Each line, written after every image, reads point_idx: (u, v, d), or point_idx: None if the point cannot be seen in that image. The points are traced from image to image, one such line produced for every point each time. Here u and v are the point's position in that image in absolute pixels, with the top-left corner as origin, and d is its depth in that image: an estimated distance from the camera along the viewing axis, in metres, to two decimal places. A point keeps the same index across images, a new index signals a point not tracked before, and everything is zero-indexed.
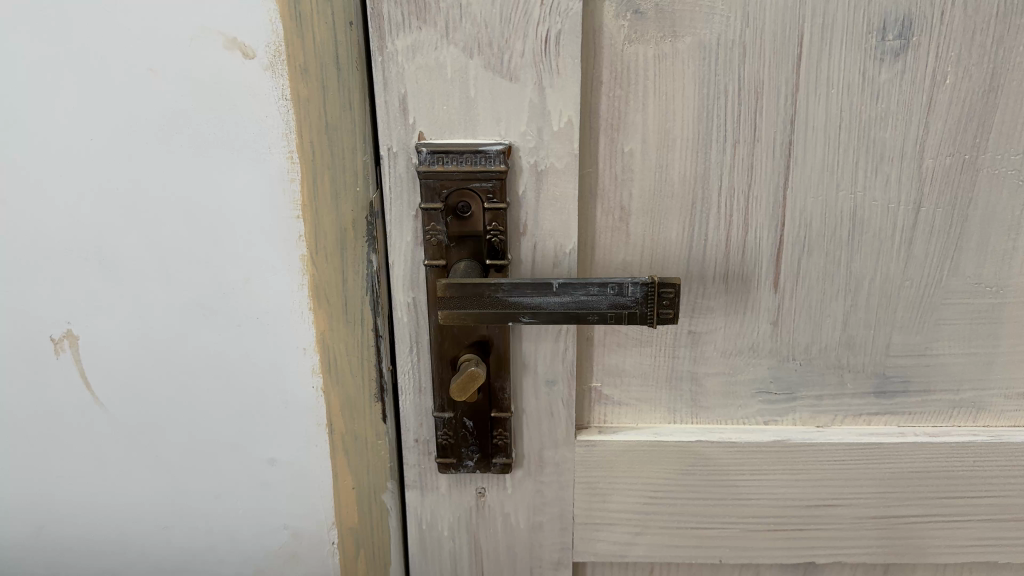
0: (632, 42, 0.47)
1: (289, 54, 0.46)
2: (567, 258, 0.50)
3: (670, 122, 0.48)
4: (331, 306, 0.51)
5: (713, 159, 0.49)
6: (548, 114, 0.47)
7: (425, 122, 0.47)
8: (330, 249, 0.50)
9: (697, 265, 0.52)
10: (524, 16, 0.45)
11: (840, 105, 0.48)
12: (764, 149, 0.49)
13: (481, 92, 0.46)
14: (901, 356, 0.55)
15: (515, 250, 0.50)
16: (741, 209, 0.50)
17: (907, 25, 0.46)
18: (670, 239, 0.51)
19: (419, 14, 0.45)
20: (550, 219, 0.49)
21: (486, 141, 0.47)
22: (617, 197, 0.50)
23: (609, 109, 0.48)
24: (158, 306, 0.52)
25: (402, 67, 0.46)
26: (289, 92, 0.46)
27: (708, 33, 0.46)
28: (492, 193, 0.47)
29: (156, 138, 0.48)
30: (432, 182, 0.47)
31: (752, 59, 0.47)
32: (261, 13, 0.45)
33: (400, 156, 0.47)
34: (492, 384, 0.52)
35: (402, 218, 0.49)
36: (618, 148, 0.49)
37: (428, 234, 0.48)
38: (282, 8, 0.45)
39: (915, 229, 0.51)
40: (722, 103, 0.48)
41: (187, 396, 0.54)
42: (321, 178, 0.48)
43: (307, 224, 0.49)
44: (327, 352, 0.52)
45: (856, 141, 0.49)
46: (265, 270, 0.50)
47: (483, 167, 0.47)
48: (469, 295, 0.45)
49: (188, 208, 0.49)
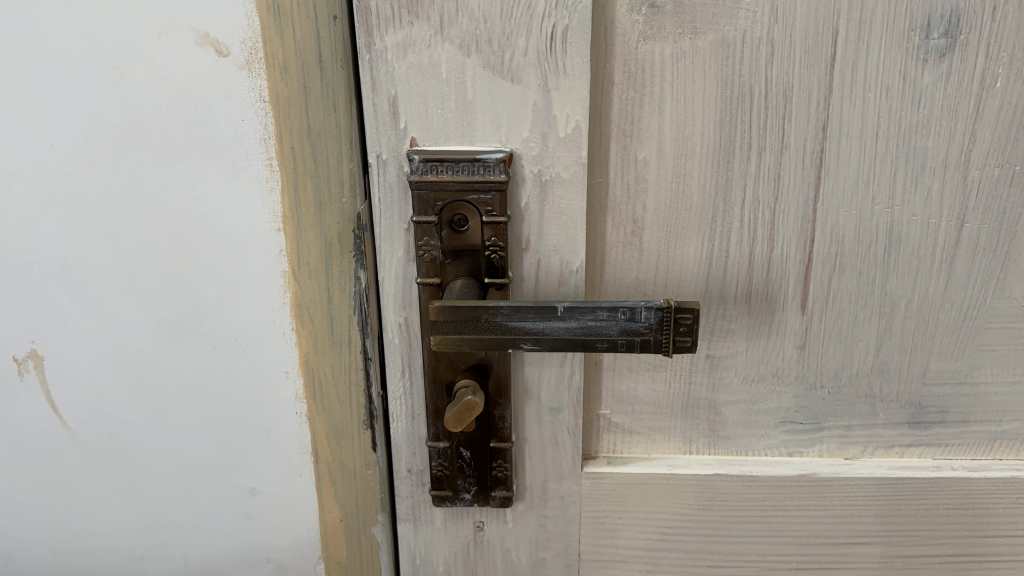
0: (647, 39, 0.42)
1: (268, 51, 0.41)
2: (574, 276, 0.46)
3: (689, 128, 0.44)
4: (316, 327, 0.47)
5: (735, 168, 0.44)
6: (554, 119, 0.42)
7: (417, 127, 0.43)
8: (315, 264, 0.46)
9: (717, 285, 0.47)
10: (527, 10, 0.40)
11: (878, 110, 0.43)
12: (793, 158, 0.44)
13: (480, 95, 0.42)
14: (939, 384, 0.50)
15: (517, 268, 0.46)
16: (766, 224, 0.46)
17: (955, 21, 0.42)
18: (688, 256, 0.47)
19: (411, 8, 0.40)
20: (555, 234, 0.45)
21: (485, 149, 0.43)
22: (629, 209, 0.46)
23: (621, 113, 0.43)
24: (128, 324, 0.48)
25: (392, 66, 0.41)
26: (267, 93, 0.42)
27: (733, 29, 0.41)
28: (490, 205, 0.43)
29: (124, 143, 0.44)
30: (425, 193, 0.43)
31: (781, 58, 0.42)
32: (236, 6, 0.40)
33: (390, 164, 0.43)
34: (491, 412, 0.48)
35: (392, 230, 0.45)
36: (631, 156, 0.44)
37: (420, 249, 0.44)
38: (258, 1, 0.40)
39: (958, 247, 0.46)
40: (747, 107, 0.43)
41: (163, 421, 0.50)
42: (305, 189, 0.44)
43: (289, 238, 0.45)
44: (313, 375, 0.48)
45: (894, 151, 0.44)
46: (247, 287, 0.46)
47: (481, 177, 0.43)
48: (465, 319, 0.41)
49: (161, 219, 0.45)
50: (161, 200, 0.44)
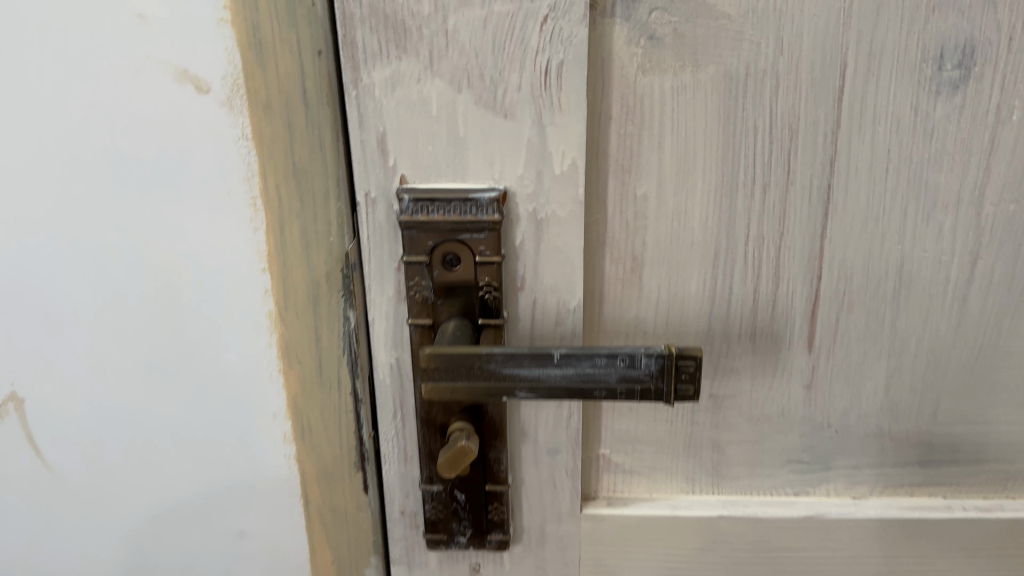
0: (647, 72, 0.40)
1: (251, 87, 0.39)
2: (571, 315, 0.44)
3: (690, 164, 0.42)
4: (304, 369, 0.45)
5: (739, 204, 0.43)
6: (549, 156, 0.41)
7: (407, 165, 0.41)
8: (301, 305, 0.44)
9: (721, 323, 0.46)
10: (520, 44, 0.38)
11: (888, 144, 0.41)
12: (799, 193, 0.42)
13: (472, 132, 0.40)
14: (951, 423, 0.48)
15: (513, 307, 0.44)
16: (772, 261, 0.44)
17: (969, 52, 0.40)
18: (690, 294, 0.45)
19: (399, 42, 0.38)
20: (552, 273, 0.43)
21: (478, 187, 0.41)
22: (629, 246, 0.44)
23: (619, 148, 0.42)
24: (109, 364, 0.46)
25: (380, 102, 0.39)
26: (251, 131, 0.40)
27: (736, 62, 0.39)
28: (484, 246, 0.42)
29: (102, 182, 0.42)
30: (414, 233, 0.41)
31: (787, 91, 0.40)
32: (216, 41, 0.38)
33: (380, 202, 0.42)
34: (486, 454, 0.46)
35: (382, 269, 0.43)
36: (630, 191, 0.43)
37: (411, 290, 0.43)
38: (239, 35, 0.38)
39: (971, 284, 0.45)
40: (751, 142, 0.41)
41: (151, 462, 0.48)
42: (291, 228, 0.42)
43: (275, 279, 0.43)
44: (300, 418, 0.46)
45: (905, 186, 0.42)
46: (233, 325, 0.44)
47: (474, 217, 0.41)
48: (457, 365, 0.39)
49: (144, 257, 0.43)
50: (143, 238, 0.43)
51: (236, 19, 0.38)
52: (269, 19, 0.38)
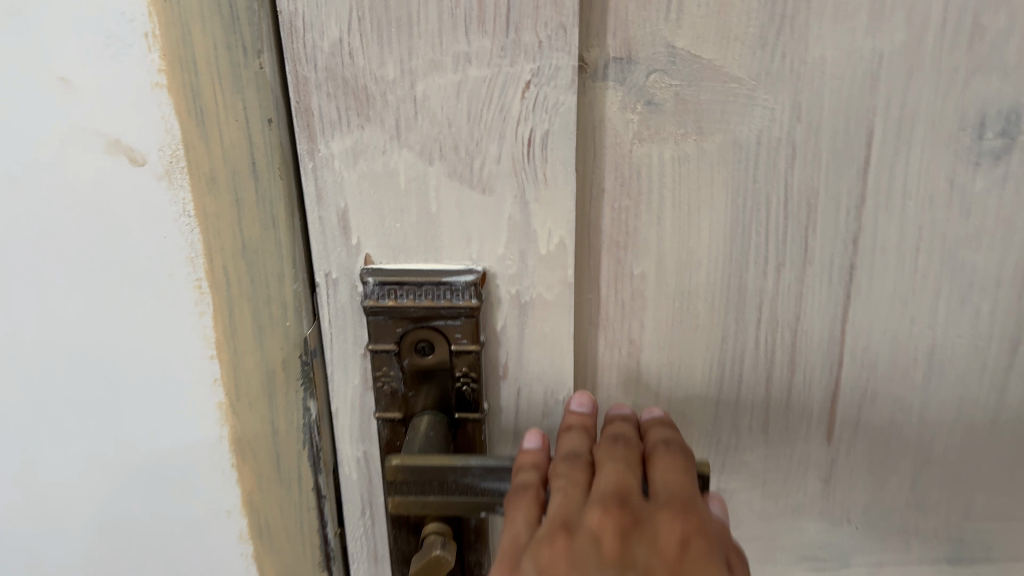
0: (645, 141, 0.35)
1: (192, 160, 0.35)
2: (560, 407, 0.39)
3: (694, 241, 0.37)
4: (260, 463, 0.41)
5: (749, 285, 0.38)
6: (533, 234, 0.36)
7: (373, 243, 0.36)
8: (255, 394, 0.39)
9: (729, 413, 0.41)
10: (499, 111, 0.33)
11: (919, 220, 0.36)
12: (818, 273, 0.37)
13: (445, 209, 0.35)
14: (986, 520, 0.43)
15: (494, 398, 0.39)
16: (786, 346, 0.39)
17: (1013, 119, 0.35)
18: (694, 381, 0.40)
19: (361, 110, 0.34)
20: (537, 361, 0.38)
21: (453, 268, 0.36)
22: (625, 330, 0.39)
23: (613, 224, 0.37)
24: (45, 458, 0.41)
25: (341, 175, 0.35)
26: (194, 207, 0.36)
27: (747, 129, 0.35)
28: (460, 333, 0.37)
29: (27, 264, 0.37)
30: (381, 319, 0.37)
31: (804, 162, 0.35)
32: (150, 107, 0.34)
33: (342, 284, 0.37)
34: (465, 557, 0.41)
35: (346, 356, 0.38)
36: (625, 271, 0.38)
37: (379, 381, 0.38)
38: (178, 104, 0.34)
39: (1010, 371, 0.40)
40: (763, 217, 0.36)
41: (95, 561, 0.44)
42: (240, 312, 0.38)
43: (224, 367, 0.39)
44: (258, 514, 0.42)
45: (938, 266, 0.37)
46: (179, 415, 0.40)
47: (448, 302, 0.36)
48: (429, 479, 0.34)
49: (78, 344, 0.38)
50: (77, 324, 0.38)
51: (173, 84, 0.33)
52: (212, 86, 0.34)
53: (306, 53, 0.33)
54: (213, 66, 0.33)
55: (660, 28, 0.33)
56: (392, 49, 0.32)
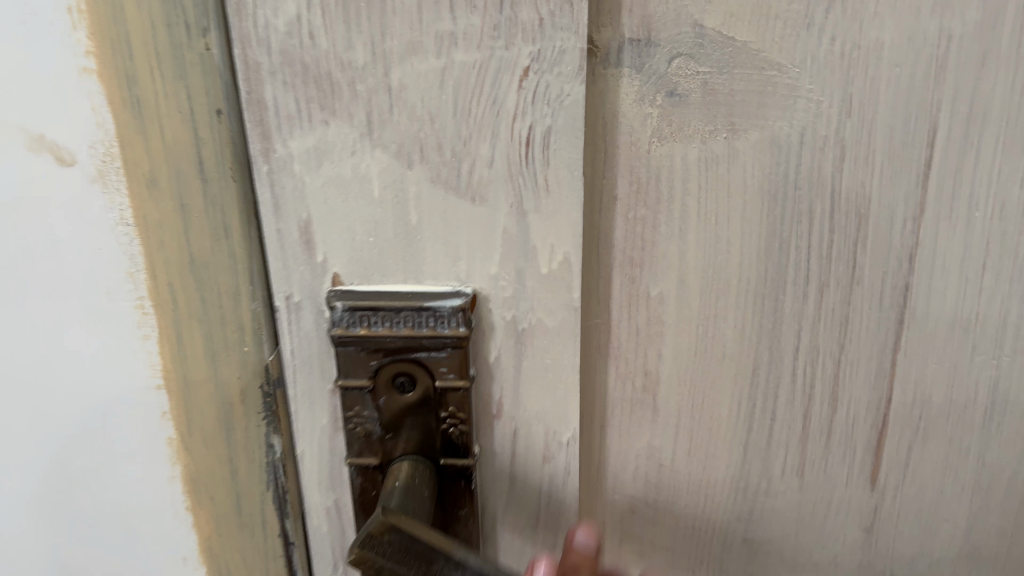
0: (665, 140, 0.29)
1: (129, 158, 0.29)
2: (564, 449, 0.34)
3: (723, 258, 0.31)
4: (217, 506, 0.35)
5: (786, 309, 0.32)
6: (532, 251, 0.30)
7: (342, 260, 0.31)
8: (210, 429, 0.34)
9: (759, 454, 0.35)
10: (491, 105, 0.28)
11: (986, 234, 0.31)
12: (866, 295, 0.32)
13: (427, 220, 0.30)
14: None
15: (486, 438, 0.34)
16: (827, 378, 0.34)
17: None
18: (719, 419, 0.34)
19: (325, 102, 0.28)
20: (536, 397, 0.33)
21: (437, 291, 0.31)
22: (640, 359, 0.33)
23: (627, 237, 0.31)
24: None
25: (302, 179, 0.29)
26: (132, 212, 0.30)
27: (788, 125, 0.29)
28: (445, 366, 0.31)
29: None
30: (352, 350, 0.31)
31: (855, 166, 0.30)
32: (78, 98, 0.28)
33: (306, 307, 0.32)
34: None
35: (312, 390, 0.33)
36: (640, 291, 0.32)
37: (350, 422, 0.32)
38: (107, 90, 0.28)
39: None
40: (805, 230, 0.31)
41: None
42: (190, 335, 0.32)
43: (173, 398, 0.33)
44: (218, 561, 0.36)
45: (1005, 286, 0.32)
46: (123, 454, 0.34)
47: (431, 330, 0.31)
48: (414, 556, 0.26)
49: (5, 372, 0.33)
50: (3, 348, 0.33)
51: (104, 70, 0.28)
52: (147, 69, 0.28)
53: (258, 34, 0.27)
54: (147, 46, 0.27)
55: (685, 3, 0.27)
56: (362, 28, 0.27)
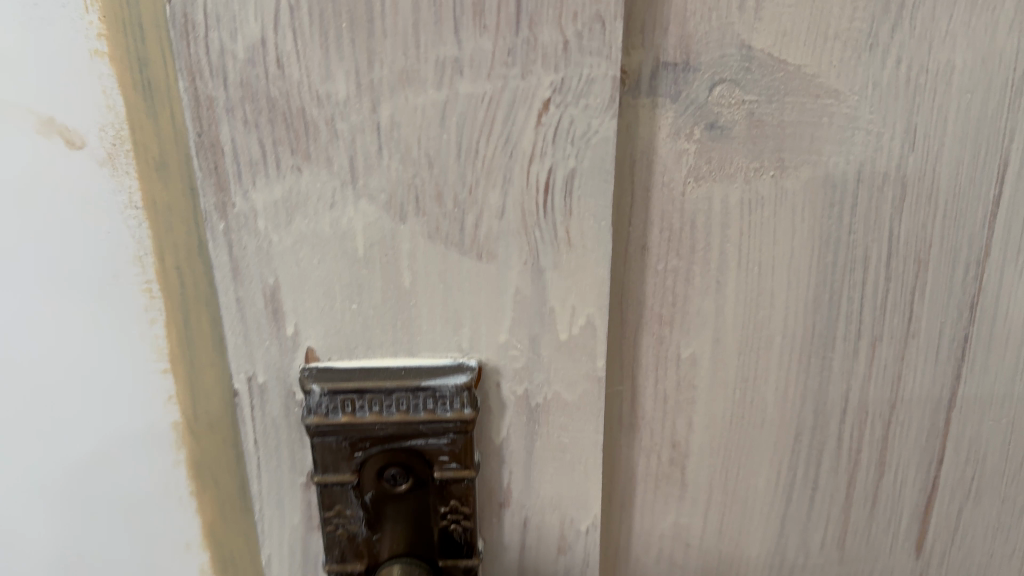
0: (702, 180, 0.25)
1: (141, 138, 0.24)
2: (582, 537, 0.29)
3: (765, 313, 0.27)
4: (228, 541, 0.30)
5: (834, 366, 0.28)
6: (550, 315, 0.25)
7: (317, 333, 0.25)
8: (220, 423, 0.28)
9: (797, 524, 0.31)
10: (503, 144, 0.23)
11: None
12: (922, 349, 0.28)
13: (422, 282, 0.25)
14: None
15: (492, 529, 0.29)
16: (875, 440, 0.30)
17: None
18: (754, 489, 0.30)
19: (297, 144, 0.23)
20: (552, 481, 0.28)
21: (435, 367, 0.25)
22: (667, 428, 0.29)
23: (657, 293, 0.26)
24: None
25: (267, 238, 0.24)
26: (140, 196, 0.25)
27: (844, 161, 0.25)
28: (445, 455, 0.26)
29: None
30: (333, 441, 0.26)
31: (918, 206, 0.26)
32: (86, 78, 0.23)
33: (272, 389, 0.26)
34: None
35: (281, 484, 0.28)
36: (670, 353, 0.28)
37: (329, 524, 0.27)
38: (118, 65, 0.23)
39: None
40: (858, 279, 0.27)
41: None
42: (200, 325, 0.26)
43: (180, 387, 0.27)
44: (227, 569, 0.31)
45: None
46: (126, 477, 0.29)
47: (430, 414, 0.25)
48: None
49: None
50: None
51: (116, 52, 0.23)
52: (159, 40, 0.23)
53: (210, 62, 0.21)
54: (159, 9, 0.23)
55: (731, 20, 0.23)
56: (343, 54, 0.21)
